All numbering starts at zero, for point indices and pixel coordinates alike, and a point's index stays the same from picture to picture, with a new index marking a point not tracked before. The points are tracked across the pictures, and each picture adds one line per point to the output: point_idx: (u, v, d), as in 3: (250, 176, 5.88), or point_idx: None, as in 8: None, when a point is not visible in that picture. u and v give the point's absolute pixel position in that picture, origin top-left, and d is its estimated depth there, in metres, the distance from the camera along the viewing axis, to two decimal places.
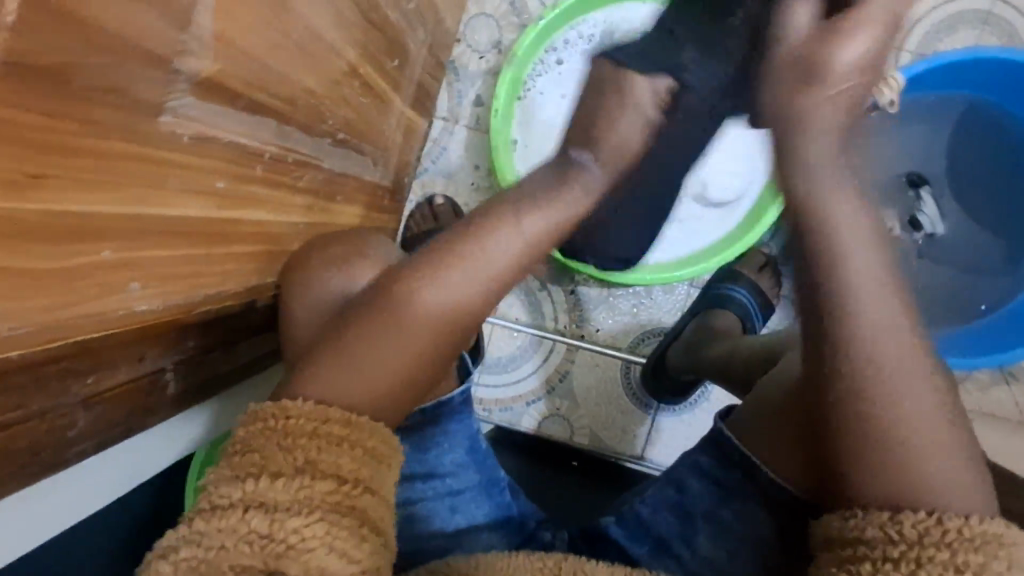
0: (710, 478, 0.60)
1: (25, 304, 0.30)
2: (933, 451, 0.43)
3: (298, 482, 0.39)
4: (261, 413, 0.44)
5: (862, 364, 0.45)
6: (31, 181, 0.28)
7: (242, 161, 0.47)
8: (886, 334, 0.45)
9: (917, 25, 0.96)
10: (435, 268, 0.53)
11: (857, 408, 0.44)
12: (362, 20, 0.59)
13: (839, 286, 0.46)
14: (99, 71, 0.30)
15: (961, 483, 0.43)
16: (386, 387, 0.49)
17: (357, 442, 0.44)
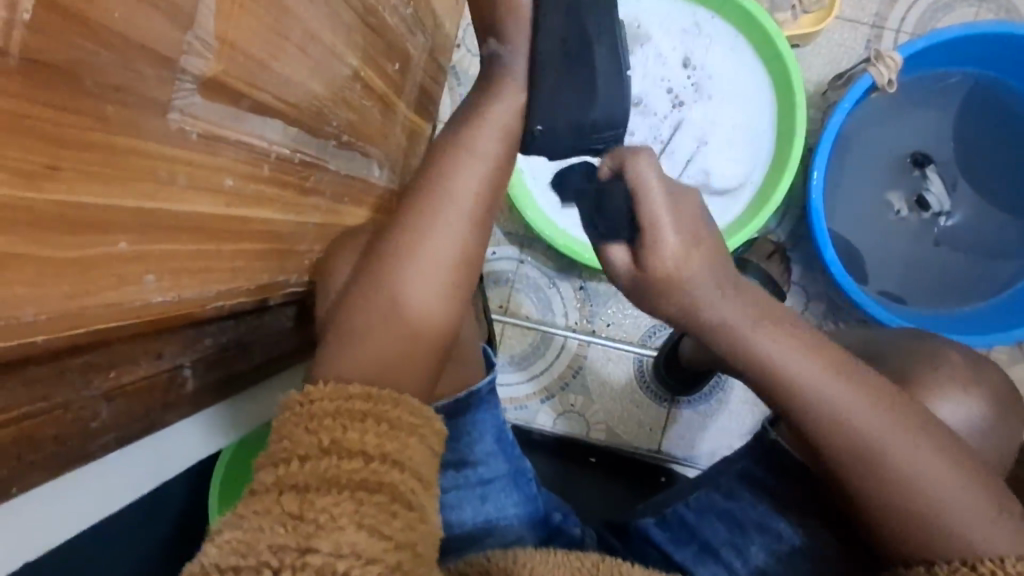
0: (760, 484, 0.62)
1: (45, 290, 0.32)
2: (948, 496, 0.51)
3: (326, 463, 0.41)
4: (289, 402, 0.45)
5: (866, 467, 0.52)
6: (48, 172, 0.30)
7: (250, 160, 0.48)
8: (866, 422, 0.52)
9: (914, 6, 0.96)
10: (405, 243, 0.56)
11: (872, 487, 0.52)
12: (361, 25, 0.61)
13: (826, 410, 0.53)
14: (107, 69, 0.32)
15: (985, 519, 0.51)
16: (392, 356, 0.51)
17: (382, 416, 0.45)
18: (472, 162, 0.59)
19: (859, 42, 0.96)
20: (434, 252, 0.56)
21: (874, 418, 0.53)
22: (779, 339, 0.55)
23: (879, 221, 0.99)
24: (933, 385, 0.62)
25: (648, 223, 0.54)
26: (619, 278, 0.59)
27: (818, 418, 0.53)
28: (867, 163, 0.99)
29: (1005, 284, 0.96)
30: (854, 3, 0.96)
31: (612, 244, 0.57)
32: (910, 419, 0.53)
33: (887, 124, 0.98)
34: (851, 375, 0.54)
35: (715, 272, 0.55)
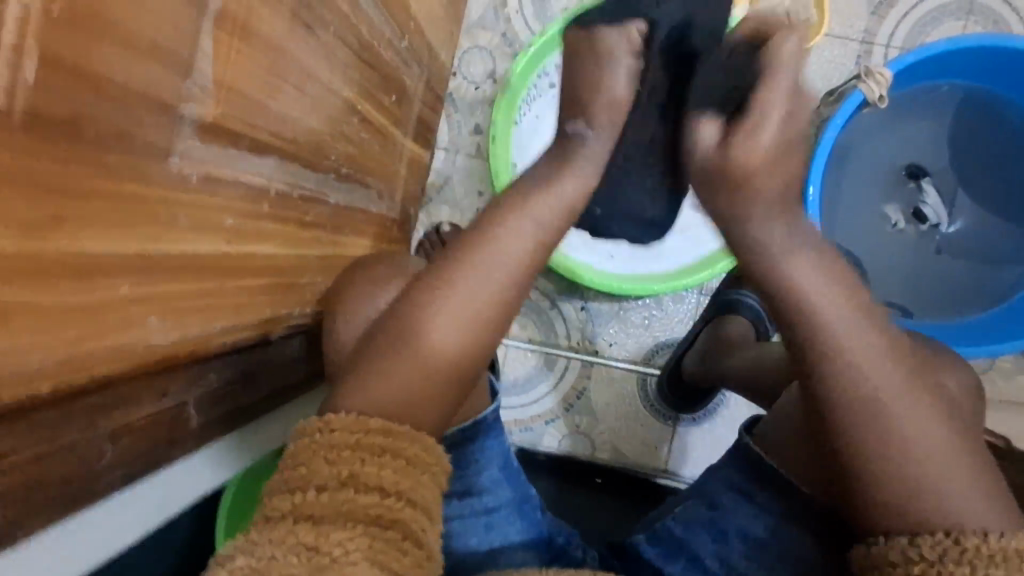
0: (739, 488, 0.61)
1: (49, 337, 0.32)
2: (942, 469, 0.47)
3: (343, 495, 0.41)
4: (308, 428, 0.46)
5: (861, 409, 0.49)
6: (51, 222, 0.31)
7: (250, 198, 0.49)
8: (872, 369, 0.49)
9: (902, 20, 0.97)
10: (441, 284, 0.55)
11: (864, 441, 0.49)
12: (356, 60, 0.62)
13: (834, 345, 0.50)
14: (109, 120, 0.33)
15: (979, 501, 0.47)
16: (406, 395, 0.51)
17: (400, 452, 0.45)
18: (524, 224, 0.58)
19: (849, 58, 0.97)
20: (465, 295, 0.55)
21: (881, 367, 0.50)
22: (806, 272, 0.53)
23: (877, 234, 1.00)
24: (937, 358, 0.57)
25: (763, 97, 0.53)
26: (698, 160, 0.56)
27: (825, 353, 0.50)
28: (863, 176, 1.00)
29: (1006, 292, 0.97)
30: (842, 20, 0.97)
31: (704, 118, 0.56)
32: (917, 382, 0.50)
33: (882, 138, 0.99)
34: (874, 325, 0.51)
35: (782, 191, 0.54)
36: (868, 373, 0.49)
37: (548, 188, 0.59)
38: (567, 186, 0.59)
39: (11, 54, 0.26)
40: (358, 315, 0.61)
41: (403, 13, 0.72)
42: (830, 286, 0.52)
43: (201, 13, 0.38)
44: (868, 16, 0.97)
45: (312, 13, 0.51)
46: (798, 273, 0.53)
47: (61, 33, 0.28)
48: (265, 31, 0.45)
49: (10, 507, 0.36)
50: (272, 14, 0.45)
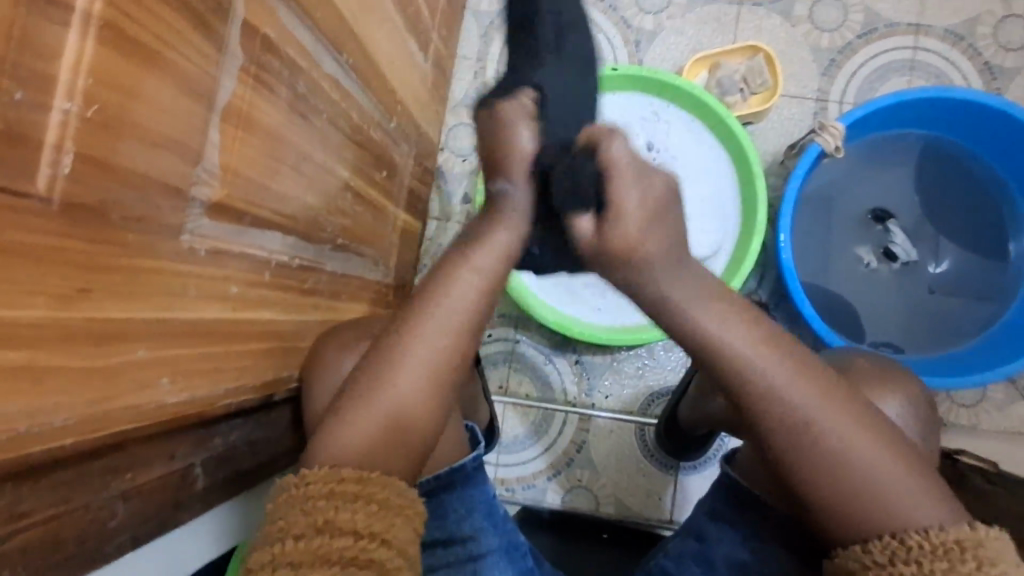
0: (726, 521, 0.63)
1: (75, 397, 0.36)
2: (884, 477, 0.50)
3: (319, 540, 0.43)
4: (286, 484, 0.48)
5: (795, 434, 0.51)
6: (80, 293, 0.35)
7: (253, 269, 0.54)
8: (802, 397, 0.51)
9: (851, 79, 1.05)
10: (401, 340, 0.56)
11: (810, 467, 0.51)
12: (349, 142, 0.69)
13: (762, 387, 0.52)
14: (131, 203, 0.38)
15: (919, 499, 0.50)
16: (378, 446, 0.53)
17: (372, 496, 0.48)
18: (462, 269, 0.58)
19: (807, 115, 1.05)
20: (424, 353, 0.56)
21: (811, 394, 0.52)
22: (717, 317, 0.54)
23: (850, 273, 1.04)
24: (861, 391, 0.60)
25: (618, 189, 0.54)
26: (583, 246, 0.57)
27: (754, 397, 0.52)
28: (830, 223, 1.05)
29: (982, 325, 1.01)
30: (797, 82, 1.05)
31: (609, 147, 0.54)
32: (845, 398, 0.53)
33: (844, 184, 1.05)
34: (789, 356, 0.53)
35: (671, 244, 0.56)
36: (803, 404, 0.51)
37: (494, 246, 0.59)
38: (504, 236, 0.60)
39: (53, 152, 0.32)
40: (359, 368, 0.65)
41: (390, 98, 0.79)
42: (745, 327, 0.53)
43: (210, 110, 0.44)
44: (819, 77, 1.05)
45: (307, 103, 0.57)
46: (714, 321, 0.53)
47: (90, 134, 0.34)
48: (265, 121, 0.51)
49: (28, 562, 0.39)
50: (271, 107, 0.51)
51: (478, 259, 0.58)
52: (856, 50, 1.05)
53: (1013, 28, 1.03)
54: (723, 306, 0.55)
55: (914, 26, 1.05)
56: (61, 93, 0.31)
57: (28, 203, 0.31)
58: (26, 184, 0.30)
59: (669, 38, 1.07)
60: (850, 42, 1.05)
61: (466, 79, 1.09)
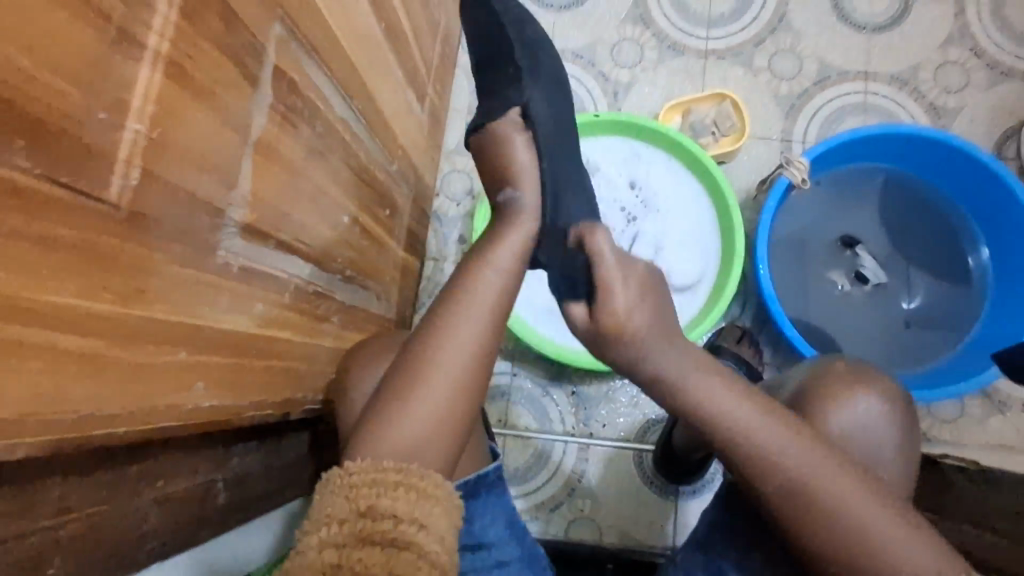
0: (723, 525, 0.66)
1: (126, 388, 0.39)
2: (872, 523, 0.55)
3: (362, 523, 0.47)
4: (330, 476, 0.52)
5: (790, 493, 0.57)
6: (137, 294, 0.39)
7: (276, 290, 0.58)
8: (783, 451, 0.57)
9: (811, 121, 1.15)
10: (421, 364, 0.61)
11: (804, 527, 0.56)
12: (357, 180, 0.75)
13: (748, 445, 0.58)
14: (181, 217, 0.42)
15: (904, 540, 0.55)
16: (416, 448, 0.57)
17: (411, 485, 0.51)
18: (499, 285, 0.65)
19: (774, 154, 1.14)
20: (444, 364, 0.61)
21: (791, 448, 0.57)
22: (698, 369, 0.62)
23: (828, 297, 1.11)
24: (832, 389, 0.65)
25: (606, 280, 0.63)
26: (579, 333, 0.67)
27: (742, 450, 0.58)
28: (806, 250, 1.12)
29: (956, 339, 1.08)
30: (763, 125, 1.15)
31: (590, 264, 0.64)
32: (821, 448, 0.58)
33: (814, 214, 1.12)
34: (766, 411, 0.59)
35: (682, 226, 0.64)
36: (786, 458, 0.57)
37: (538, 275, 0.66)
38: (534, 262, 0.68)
39: (124, 165, 0.36)
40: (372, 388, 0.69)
41: (392, 143, 0.86)
42: (732, 394, 0.60)
43: (244, 141, 0.49)
44: (782, 120, 1.15)
45: (323, 141, 0.63)
46: (704, 389, 0.61)
47: (152, 153, 0.39)
48: (288, 154, 0.57)
49: (74, 556, 0.41)
50: (294, 143, 0.57)
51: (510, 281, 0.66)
52: (813, 95, 1.16)
53: (951, 73, 1.15)
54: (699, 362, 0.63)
55: (863, 73, 1.16)
56: (132, 116, 0.37)
57: (103, 210, 0.35)
58: (102, 192, 0.35)
59: (643, 89, 1.17)
60: (807, 89, 1.16)
61: (458, 130, 1.17)
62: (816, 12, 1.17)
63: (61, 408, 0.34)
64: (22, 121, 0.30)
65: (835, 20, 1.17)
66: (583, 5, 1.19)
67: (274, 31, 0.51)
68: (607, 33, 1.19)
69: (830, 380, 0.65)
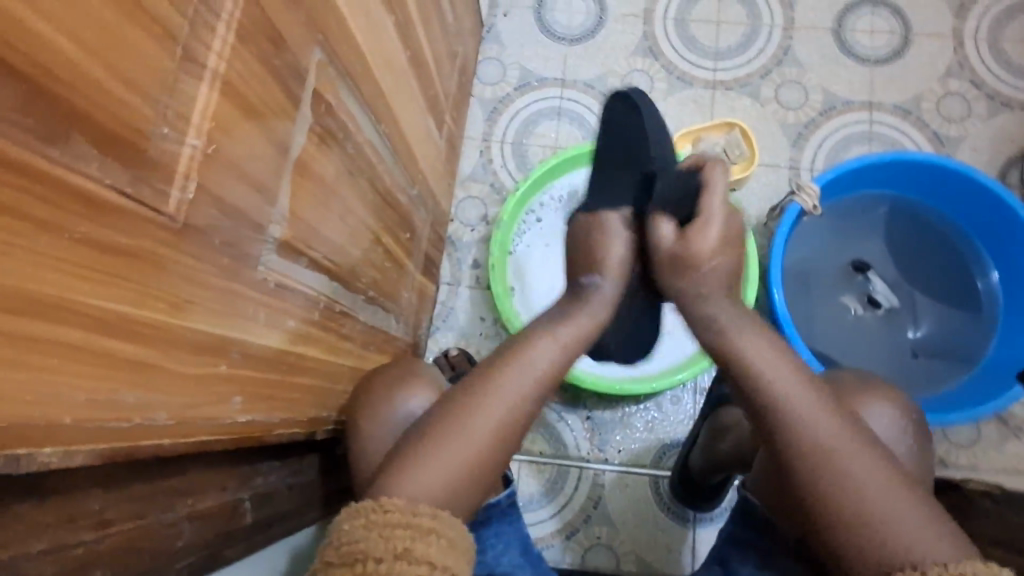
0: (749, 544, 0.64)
1: (171, 398, 0.39)
2: (893, 506, 0.49)
3: (399, 565, 0.45)
4: (362, 508, 0.50)
5: (816, 468, 0.52)
6: (185, 304, 0.40)
7: (306, 307, 0.59)
8: (812, 412, 0.54)
9: (818, 149, 1.18)
10: (481, 388, 0.61)
11: (816, 489, 0.52)
12: (382, 202, 0.76)
13: (776, 397, 0.56)
14: (227, 230, 0.43)
15: (928, 534, 0.48)
16: (442, 486, 0.55)
17: (440, 532, 0.49)
18: None
19: (782, 181, 1.16)
20: (489, 403, 0.60)
21: (818, 411, 0.54)
22: (749, 338, 0.60)
23: (840, 320, 1.12)
24: (854, 396, 0.63)
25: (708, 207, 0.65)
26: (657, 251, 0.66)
27: (769, 404, 0.56)
28: (818, 275, 1.14)
29: (969, 363, 1.08)
30: (771, 152, 1.18)
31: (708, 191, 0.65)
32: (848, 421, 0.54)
33: (825, 239, 1.15)
34: (804, 376, 0.57)
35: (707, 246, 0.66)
36: (811, 417, 0.54)
37: None
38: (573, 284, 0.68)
39: (181, 179, 0.37)
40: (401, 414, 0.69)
41: (413, 167, 0.88)
42: (787, 370, 0.57)
43: (285, 160, 0.50)
44: (789, 148, 1.18)
45: (353, 163, 0.65)
46: (762, 363, 0.58)
47: (207, 167, 0.40)
48: (322, 174, 0.58)
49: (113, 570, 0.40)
50: (327, 162, 0.58)
51: None
52: (819, 124, 1.19)
53: (953, 103, 1.18)
54: (756, 335, 0.61)
55: (867, 103, 1.19)
56: (191, 132, 0.38)
57: (161, 220, 0.36)
58: (161, 203, 0.36)
59: None
60: (813, 117, 1.19)
61: (472, 158, 1.20)
62: (819, 44, 1.21)
63: (114, 414, 0.34)
64: (96, 133, 0.31)
65: (838, 52, 1.21)
66: (594, 39, 1.23)
67: (315, 56, 0.53)
68: (618, 64, 1.22)
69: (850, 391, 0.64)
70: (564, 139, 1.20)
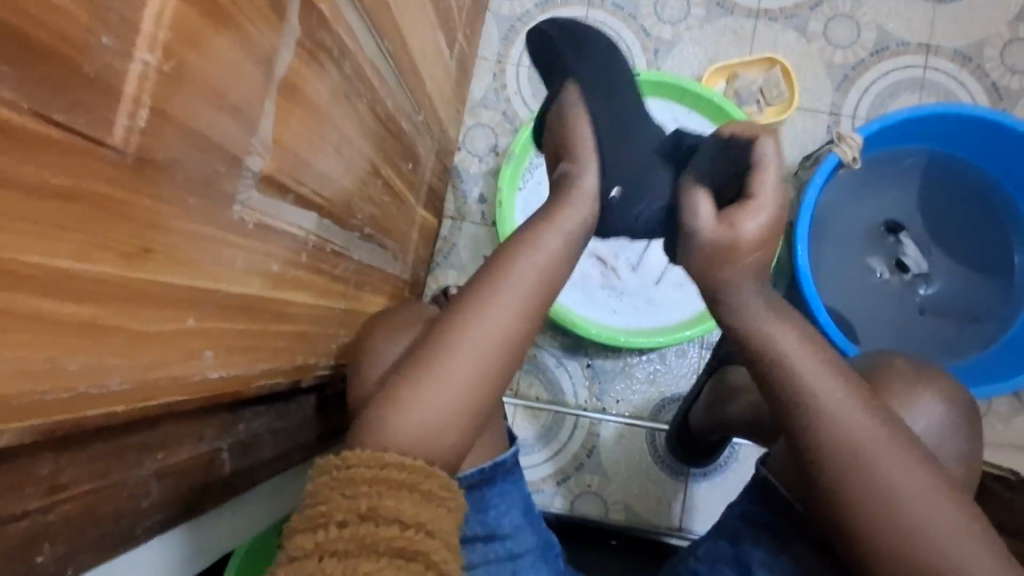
0: (764, 526, 0.58)
1: (127, 360, 0.34)
2: (940, 523, 0.48)
3: (366, 528, 0.39)
4: (324, 466, 0.44)
5: (851, 474, 0.50)
6: (142, 252, 0.34)
7: (292, 248, 0.53)
8: (855, 425, 0.50)
9: (864, 95, 1.08)
10: (448, 332, 0.53)
11: (855, 508, 0.49)
12: (383, 130, 0.68)
13: (814, 408, 0.51)
14: (195, 164, 0.37)
15: (973, 546, 0.47)
16: (421, 438, 0.49)
17: (415, 486, 0.43)
18: (525, 264, 0.57)
19: (821, 128, 1.07)
20: (473, 339, 0.53)
21: (862, 423, 0.50)
22: (783, 333, 0.54)
23: (863, 284, 1.06)
24: (896, 386, 0.59)
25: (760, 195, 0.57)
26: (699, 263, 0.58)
27: (807, 415, 0.51)
28: (846, 234, 1.07)
29: (991, 338, 1.03)
30: (812, 95, 1.08)
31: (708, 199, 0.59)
32: (895, 428, 0.51)
33: (859, 197, 1.07)
34: (845, 380, 0.52)
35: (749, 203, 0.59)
36: (853, 431, 0.50)
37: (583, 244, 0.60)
38: (576, 221, 0.61)
39: (131, 103, 0.31)
40: (377, 360, 0.62)
41: (419, 90, 0.79)
42: (818, 364, 0.52)
43: (268, 79, 0.43)
44: (832, 92, 1.08)
45: (350, 85, 0.57)
46: (790, 352, 0.53)
47: (166, 88, 0.33)
48: (314, 97, 0.50)
49: (68, 538, 0.37)
50: (319, 83, 0.51)
51: (554, 249, 0.58)
52: (869, 67, 1.08)
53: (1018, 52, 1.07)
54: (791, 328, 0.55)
55: (924, 45, 1.08)
56: (143, 44, 0.31)
57: (106, 154, 0.30)
58: (105, 133, 0.29)
59: (686, 48, 1.09)
60: (863, 59, 1.08)
61: (484, 81, 1.10)
62: None
63: (51, 383, 0.29)
64: (10, 43, 0.24)
65: None
66: None
67: None
68: None
69: (890, 379, 0.59)
70: None
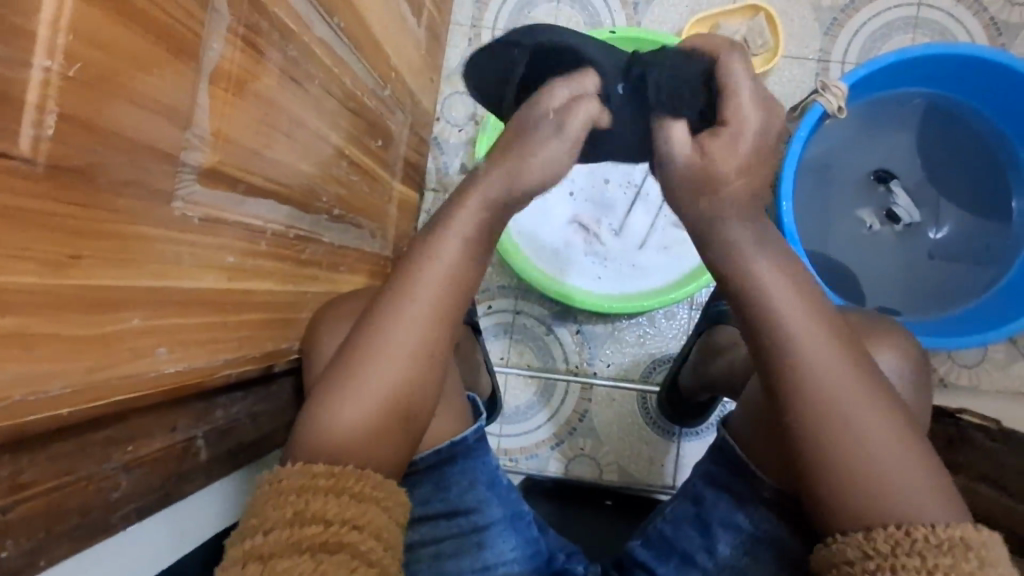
0: (722, 486, 0.59)
1: (64, 365, 0.35)
2: (895, 461, 0.45)
3: (290, 531, 0.42)
4: (261, 482, 0.46)
5: (817, 415, 0.46)
6: (69, 260, 0.34)
7: (248, 238, 0.53)
8: (824, 355, 0.47)
9: (855, 37, 1.03)
10: (388, 308, 0.53)
11: (813, 440, 0.46)
12: (343, 109, 0.67)
13: (782, 332, 0.48)
14: (119, 167, 0.37)
15: (927, 487, 0.45)
16: (376, 424, 0.50)
17: (343, 488, 0.45)
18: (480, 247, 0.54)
19: (808, 76, 1.03)
20: (420, 309, 0.52)
21: (831, 353, 0.47)
22: (771, 271, 0.50)
23: (853, 236, 1.04)
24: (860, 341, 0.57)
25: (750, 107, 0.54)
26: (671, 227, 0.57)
27: (776, 341, 0.48)
28: (833, 186, 1.05)
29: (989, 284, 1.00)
30: (798, 42, 1.03)
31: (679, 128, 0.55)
32: (862, 362, 0.48)
33: (848, 147, 1.04)
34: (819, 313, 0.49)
35: None
36: (822, 360, 0.47)
37: None
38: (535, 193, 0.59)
39: (35, 112, 0.30)
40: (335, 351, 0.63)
41: (383, 64, 0.77)
42: (802, 307, 0.48)
43: (197, 71, 0.42)
44: (821, 37, 1.03)
45: (299, 67, 0.56)
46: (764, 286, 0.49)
47: (74, 93, 0.32)
48: (256, 86, 0.50)
49: (33, 534, 0.38)
50: (262, 70, 0.50)
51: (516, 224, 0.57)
52: (860, 8, 1.03)
53: None
54: (774, 254, 0.51)
55: None
56: (41, 50, 0.30)
57: (13, 166, 0.30)
58: (9, 145, 0.29)
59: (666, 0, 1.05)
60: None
61: (461, 47, 1.07)
62: None
63: None
64: None
65: None
66: None
67: None
68: None
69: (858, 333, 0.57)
70: (564, 23, 1.06)
